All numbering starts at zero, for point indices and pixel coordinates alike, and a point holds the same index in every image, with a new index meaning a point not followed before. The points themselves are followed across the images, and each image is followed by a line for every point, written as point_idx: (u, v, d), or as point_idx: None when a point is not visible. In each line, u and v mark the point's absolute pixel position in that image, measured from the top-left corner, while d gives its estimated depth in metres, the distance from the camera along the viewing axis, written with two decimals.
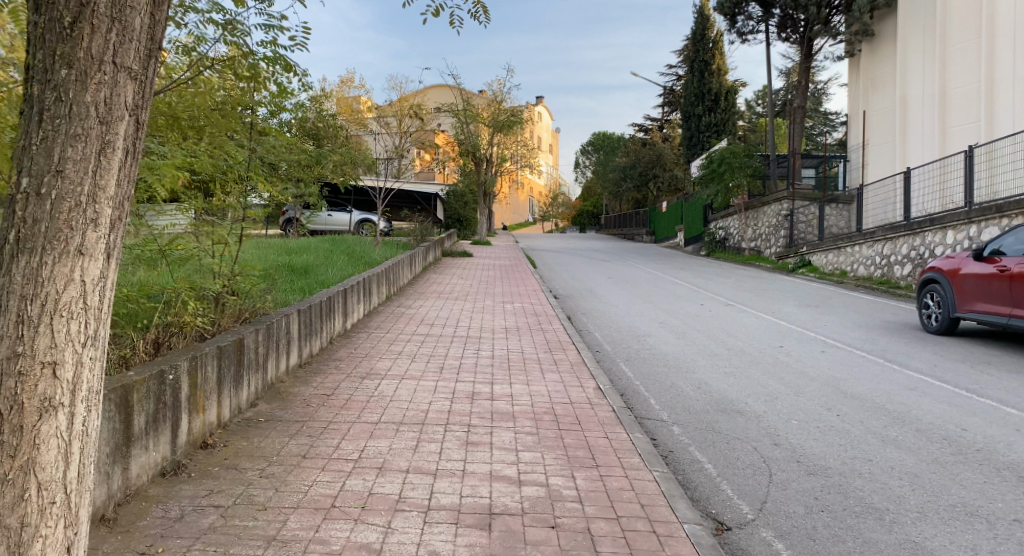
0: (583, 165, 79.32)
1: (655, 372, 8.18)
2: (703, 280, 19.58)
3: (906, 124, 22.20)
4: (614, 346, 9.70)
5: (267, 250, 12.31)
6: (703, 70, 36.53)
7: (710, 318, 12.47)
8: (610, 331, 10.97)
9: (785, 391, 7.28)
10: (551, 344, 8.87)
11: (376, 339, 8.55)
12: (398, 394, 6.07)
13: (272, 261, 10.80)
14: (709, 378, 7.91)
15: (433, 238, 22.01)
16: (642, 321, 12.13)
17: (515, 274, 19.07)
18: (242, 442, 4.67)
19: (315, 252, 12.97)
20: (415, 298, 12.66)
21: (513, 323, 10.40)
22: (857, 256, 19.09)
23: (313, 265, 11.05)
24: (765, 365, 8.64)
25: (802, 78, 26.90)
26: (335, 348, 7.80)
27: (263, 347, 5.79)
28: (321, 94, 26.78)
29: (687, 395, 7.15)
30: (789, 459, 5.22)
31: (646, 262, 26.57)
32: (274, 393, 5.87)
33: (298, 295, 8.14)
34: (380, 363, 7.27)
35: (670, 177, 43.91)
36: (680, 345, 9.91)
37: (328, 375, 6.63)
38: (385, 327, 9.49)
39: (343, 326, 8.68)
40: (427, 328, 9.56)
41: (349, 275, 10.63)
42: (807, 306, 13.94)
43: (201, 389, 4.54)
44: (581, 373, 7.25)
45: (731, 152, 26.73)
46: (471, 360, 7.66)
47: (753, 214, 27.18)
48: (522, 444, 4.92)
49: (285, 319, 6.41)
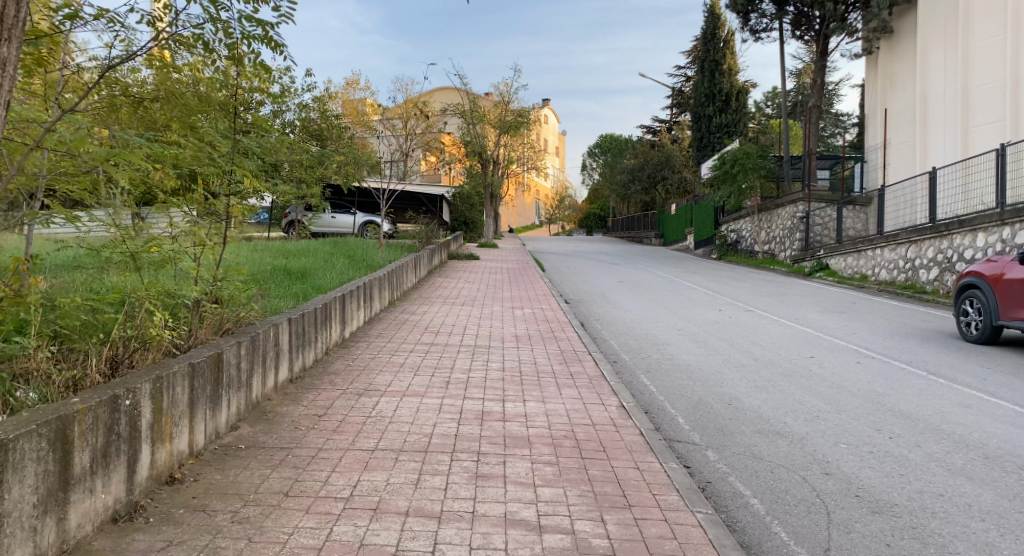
0: (591, 168, 78.62)
1: (680, 386, 7.50)
2: (719, 285, 18.88)
3: (927, 123, 21.47)
4: (632, 356, 9.04)
5: (262, 253, 11.68)
6: (714, 70, 35.83)
7: (731, 324, 11.80)
8: (627, 339, 10.31)
9: (825, 408, 6.59)
10: (566, 354, 8.21)
11: (377, 349, 7.90)
12: (399, 414, 5.41)
13: (267, 265, 10.20)
14: (739, 394, 7.23)
15: (439, 241, 21.37)
16: (659, 328, 11.45)
17: (525, 277, 18.42)
18: (216, 475, 4.02)
19: (312, 255, 12.30)
20: (418, 303, 12.00)
21: (524, 330, 9.76)
22: (879, 260, 18.36)
23: (310, 269, 10.39)
24: (798, 377, 7.96)
25: (817, 76, 26.20)
26: (331, 360, 7.17)
27: (247, 363, 5.15)
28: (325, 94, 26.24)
29: (719, 413, 6.48)
30: (846, 493, 4.55)
31: (657, 265, 25.87)
32: (260, 414, 5.23)
33: (291, 302, 7.49)
34: (380, 376, 6.62)
35: (680, 179, 43.18)
36: (703, 355, 9.24)
37: (321, 392, 6.00)
38: (386, 335, 8.82)
39: (342, 334, 8.05)
40: (431, 336, 8.92)
41: (349, 280, 10.01)
42: (832, 313, 13.24)
43: (167, 414, 3.89)
44: (601, 388, 6.58)
45: (744, 152, 25.97)
46: (479, 372, 7.00)
47: (767, 216, 26.46)
48: (539, 477, 4.26)
49: (274, 330, 5.79)
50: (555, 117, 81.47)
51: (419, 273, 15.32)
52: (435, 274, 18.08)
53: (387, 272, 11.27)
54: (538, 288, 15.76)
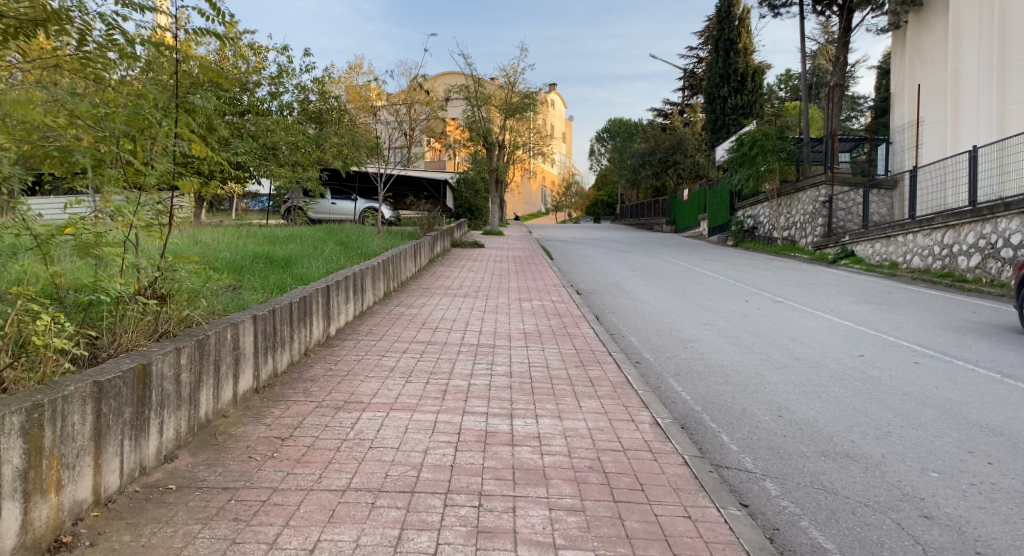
0: (599, 153, 77.56)
1: (717, 394, 6.46)
2: (740, 273, 17.79)
3: (960, 101, 20.23)
4: (657, 356, 7.97)
5: (242, 240, 10.64)
6: (728, 49, 34.50)
7: (761, 318, 10.72)
8: (648, 334, 9.25)
9: (898, 422, 5.50)
10: (582, 355, 7.15)
11: (363, 350, 6.84)
12: (383, 436, 4.35)
13: (245, 252, 9.15)
14: (789, 403, 6.16)
15: (441, 227, 20.29)
16: (682, 321, 10.38)
17: (532, 266, 17.35)
18: (125, 535, 2.99)
19: (299, 242, 11.22)
20: (417, 295, 10.92)
21: (534, 325, 8.70)
22: (911, 245, 17.27)
23: (294, 257, 9.33)
24: (851, 381, 6.87)
25: (840, 53, 24.89)
26: (310, 364, 6.12)
27: (191, 374, 4.11)
28: (324, 77, 25.12)
29: (769, 428, 5.44)
30: (960, 547, 3.48)
31: (671, 252, 24.75)
32: (208, 438, 4.17)
33: (262, 295, 6.43)
34: (364, 384, 5.56)
35: (692, 164, 41.98)
36: (737, 355, 8.15)
37: (291, 404, 4.96)
38: (378, 331, 7.78)
39: (324, 332, 7.02)
40: (430, 333, 7.89)
41: (336, 269, 8.97)
42: (869, 304, 12.15)
43: (55, 455, 2.87)
44: (628, 399, 5.53)
45: (763, 133, 24.76)
46: (482, 378, 5.93)
47: (786, 201, 25.28)
48: (562, 532, 3.21)
49: (232, 331, 4.75)
50: (562, 102, 80.08)
51: (419, 262, 14.29)
52: (438, 263, 17.10)
53: (381, 260, 10.20)
54: (547, 278, 14.69)
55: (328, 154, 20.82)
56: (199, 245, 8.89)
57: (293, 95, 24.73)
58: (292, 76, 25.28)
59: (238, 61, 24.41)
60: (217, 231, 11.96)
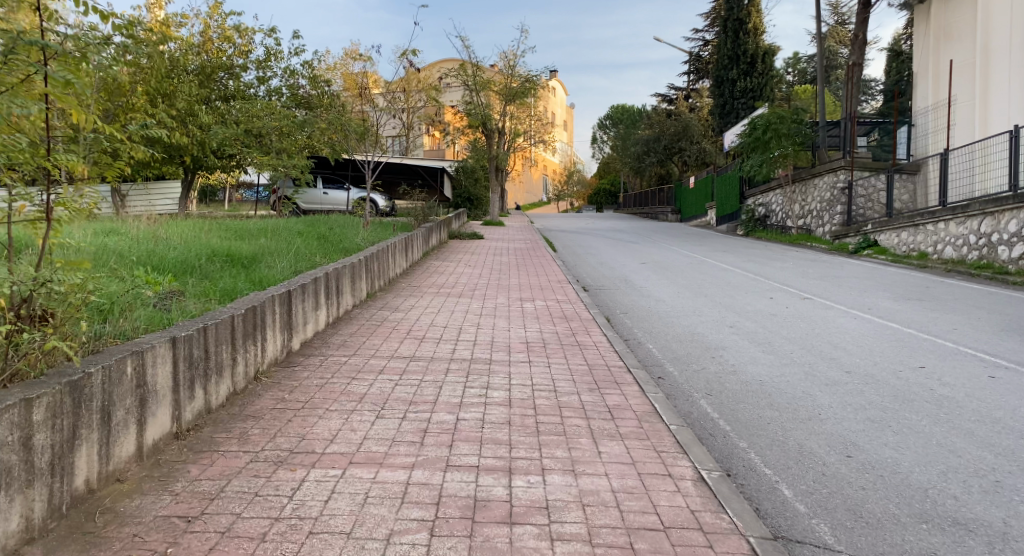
0: (602, 140, 76.30)
1: (764, 425, 5.25)
2: (757, 265, 16.56)
3: (988, 79, 18.94)
4: (681, 371, 6.76)
5: (204, 235, 9.46)
6: (737, 29, 33.12)
7: (793, 320, 9.50)
8: (669, 341, 8.05)
9: (1005, 467, 4.28)
10: (598, 373, 5.95)
11: (331, 369, 5.64)
12: (331, 516, 3.13)
13: (200, 248, 7.98)
14: (856, 436, 4.94)
15: (437, 220, 19.22)
16: (705, 324, 9.17)
17: (534, 259, 16.20)
18: None
19: (272, 235, 10.00)
20: (405, 295, 9.74)
21: (537, 332, 7.50)
22: (943, 234, 16.08)
23: (259, 253, 8.14)
24: (923, 402, 5.68)
25: (859, 31, 23.49)
26: (259, 394, 4.91)
27: (56, 434, 2.91)
28: (313, 61, 23.91)
29: (843, 477, 4.24)
30: None
31: (680, 243, 23.49)
32: (82, 521, 2.99)
33: (203, 306, 5.24)
34: (321, 422, 4.35)
35: (698, 150, 40.71)
36: (776, 368, 6.94)
37: (218, 457, 3.75)
38: (352, 344, 6.57)
39: (285, 347, 5.83)
40: (414, 343, 6.72)
41: (307, 266, 7.79)
42: (909, 301, 10.92)
43: None
44: (660, 440, 4.32)
45: (778, 116, 23.55)
46: (474, 410, 4.74)
47: (801, 187, 24.05)
48: None
49: (138, 361, 3.54)
50: (563, 90, 78.55)
51: (410, 256, 13.11)
52: (433, 257, 15.96)
53: (363, 256, 8.98)
54: (551, 272, 13.49)
55: (317, 140, 19.59)
56: (146, 243, 7.73)
57: (282, 80, 23.76)
58: (280, 60, 24.22)
59: (222, 44, 23.39)
60: (180, 225, 10.78)
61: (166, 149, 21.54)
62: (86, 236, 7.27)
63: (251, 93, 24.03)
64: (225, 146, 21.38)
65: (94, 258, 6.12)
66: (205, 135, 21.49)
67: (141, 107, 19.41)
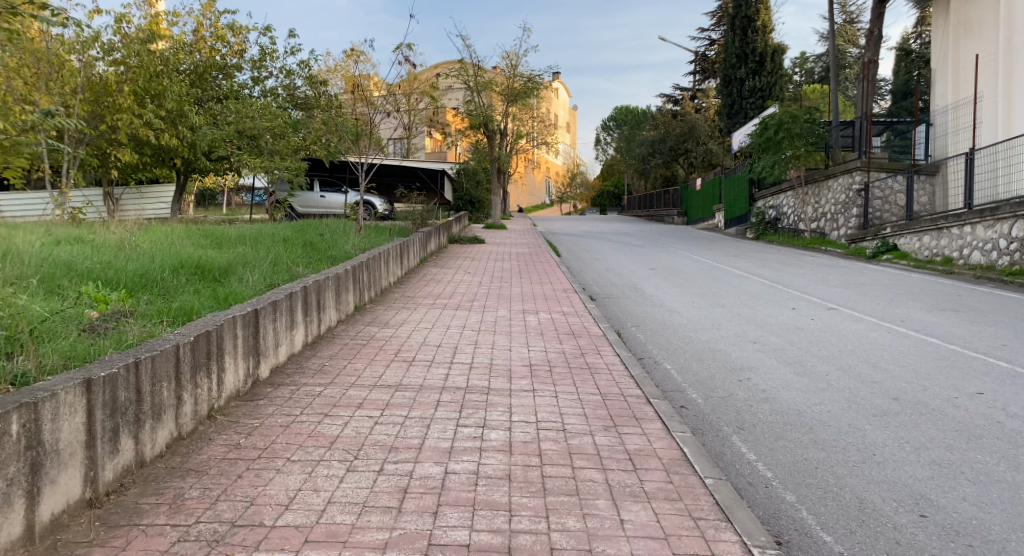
0: (605, 142, 75.63)
1: (811, 471, 4.44)
2: (772, 270, 15.78)
3: (1012, 74, 18.09)
4: (707, 400, 5.95)
5: (180, 243, 8.69)
6: (745, 27, 32.30)
7: (822, 335, 8.70)
8: (689, 361, 7.25)
9: None
10: (613, 405, 5.16)
11: (303, 403, 4.85)
12: None
13: (164, 259, 7.19)
14: (926, 487, 4.13)
15: (438, 224, 18.48)
16: (726, 340, 8.36)
17: (538, 265, 15.41)
18: None
19: (254, 243, 9.23)
20: (396, 308, 8.96)
21: (543, 353, 6.71)
22: (969, 238, 15.30)
23: (233, 264, 7.36)
24: (993, 440, 4.85)
25: (873, 27, 22.70)
26: (210, 438, 4.11)
27: None
28: (309, 61, 23.14)
29: (923, 547, 3.43)
30: None
31: (689, 247, 22.72)
32: None
33: (149, 330, 4.45)
34: (279, 481, 3.56)
35: (705, 151, 39.89)
36: (814, 395, 6.13)
37: (139, 535, 2.95)
38: (332, 370, 5.78)
39: (250, 375, 5.04)
40: (403, 368, 5.92)
41: (284, 279, 7.01)
42: (944, 312, 10.10)
43: None
44: (696, 501, 3.51)
45: (790, 115, 22.64)
46: (467, 461, 3.93)
47: (814, 189, 23.19)
48: None
49: (28, 416, 2.74)
50: (566, 91, 77.71)
51: (406, 263, 12.33)
52: (430, 263, 15.16)
53: (350, 266, 8.19)
54: (555, 280, 12.73)
55: (311, 142, 18.86)
56: (101, 255, 6.93)
57: (277, 80, 23.12)
58: (276, 61, 23.57)
59: (216, 43, 22.34)
60: (158, 233, 10.04)
61: (156, 151, 21.11)
62: (32, 249, 6.47)
63: (245, 94, 23.34)
64: (215, 148, 20.74)
65: (32, 277, 5.35)
66: (196, 137, 20.94)
67: (129, 108, 18.96)
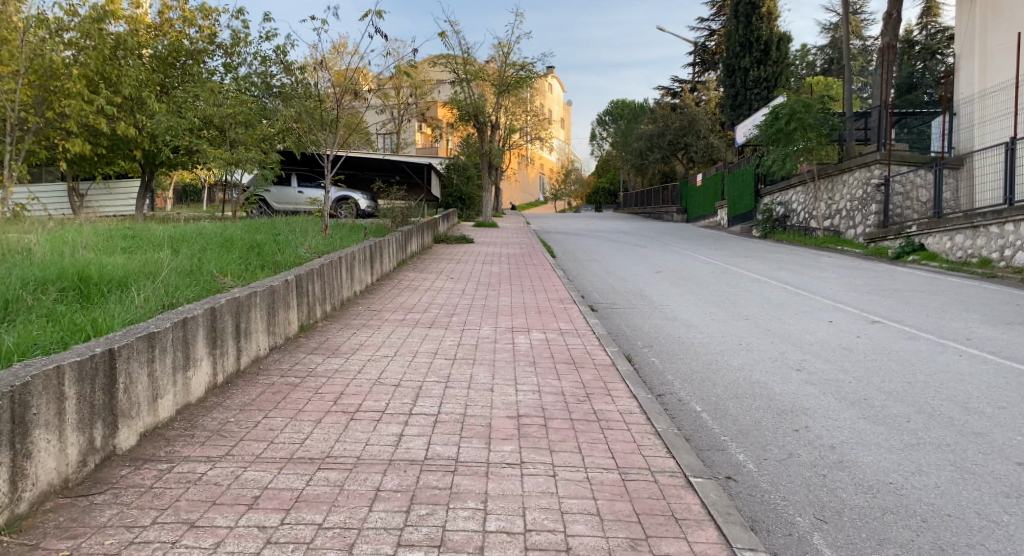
0: (599, 137, 73.95)
1: None
2: (791, 273, 14.16)
3: None
4: (762, 470, 4.27)
5: (82, 245, 6.95)
6: (750, 14, 30.65)
7: (878, 360, 7.04)
8: (724, 401, 5.57)
9: None
10: (637, 493, 3.46)
11: (166, 497, 3.16)
12: None
13: (35, 267, 5.43)
14: None
15: (420, 222, 16.77)
16: (764, 367, 6.71)
17: (530, 268, 13.73)
18: None
19: (179, 245, 7.49)
20: (355, 326, 7.26)
21: (537, 395, 5.05)
22: (1011, 238, 13.75)
23: (131, 273, 5.64)
24: None
25: (893, 9, 21.04)
26: None
27: None
28: (286, 46, 21.33)
29: None
30: None
31: (694, 246, 21.10)
32: None
33: None
34: None
35: (705, 145, 38.26)
36: (906, 457, 4.47)
37: None
38: (237, 428, 4.07)
39: (95, 450, 3.35)
40: (340, 425, 4.23)
41: (192, 295, 5.30)
42: (1010, 326, 8.50)
43: None
44: None
45: (803, 104, 20.75)
46: None
47: (827, 184, 21.57)
48: None
49: None
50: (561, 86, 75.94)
51: (376, 267, 10.62)
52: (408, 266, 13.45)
53: (292, 276, 6.47)
54: (549, 287, 11.06)
55: (281, 132, 17.11)
56: None
57: (251, 66, 21.30)
58: (249, 45, 21.74)
59: (183, 26, 20.43)
60: (68, 232, 8.28)
61: (114, 140, 19.31)
62: None
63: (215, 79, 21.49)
64: (176, 140, 18.87)
65: None
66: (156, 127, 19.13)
67: (78, 94, 17.10)
